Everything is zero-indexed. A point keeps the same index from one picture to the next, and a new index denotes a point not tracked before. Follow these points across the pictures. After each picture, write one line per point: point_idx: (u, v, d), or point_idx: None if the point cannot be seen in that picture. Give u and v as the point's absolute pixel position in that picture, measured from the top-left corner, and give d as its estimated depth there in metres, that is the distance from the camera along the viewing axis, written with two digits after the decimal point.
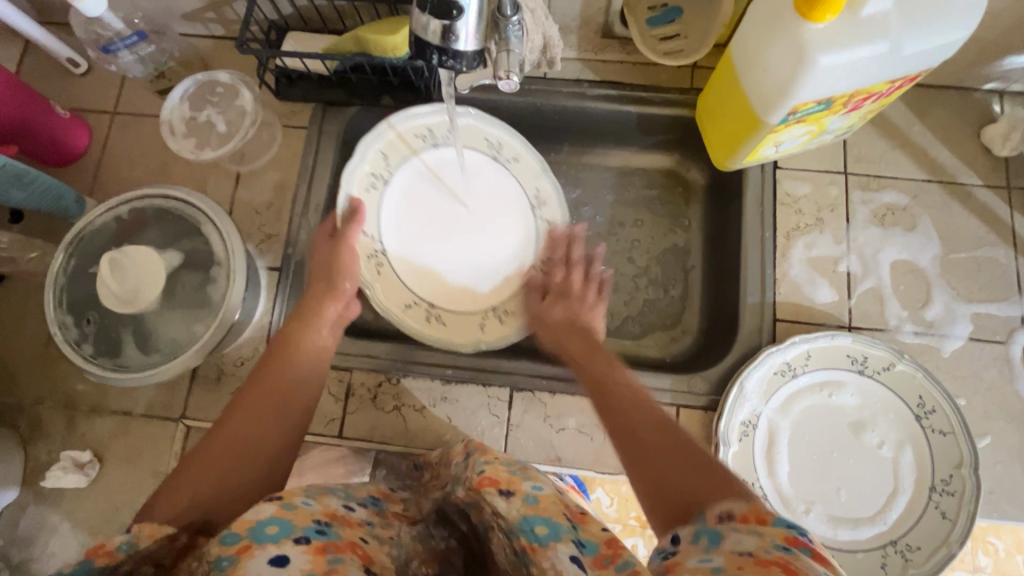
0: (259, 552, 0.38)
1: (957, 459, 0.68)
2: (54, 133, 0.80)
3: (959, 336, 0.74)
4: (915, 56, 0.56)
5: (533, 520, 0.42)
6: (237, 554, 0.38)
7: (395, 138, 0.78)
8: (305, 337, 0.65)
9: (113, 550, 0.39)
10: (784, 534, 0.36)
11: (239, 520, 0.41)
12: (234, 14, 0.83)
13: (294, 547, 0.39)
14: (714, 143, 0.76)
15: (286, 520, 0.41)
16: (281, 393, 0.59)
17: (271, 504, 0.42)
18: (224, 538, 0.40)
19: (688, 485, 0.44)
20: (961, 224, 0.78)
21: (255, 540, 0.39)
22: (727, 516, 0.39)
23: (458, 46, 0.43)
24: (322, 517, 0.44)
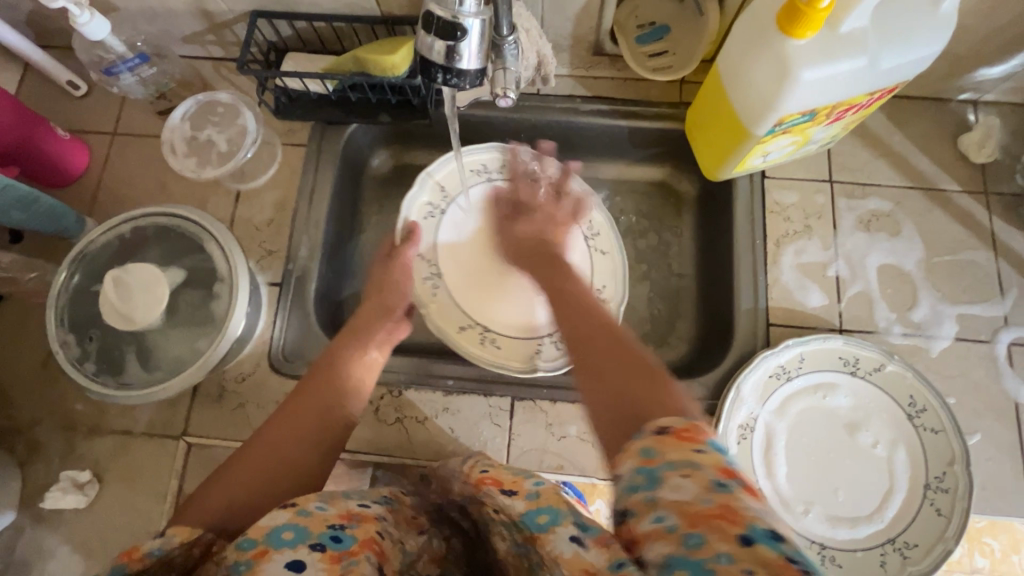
0: (276, 557, 0.40)
1: (949, 456, 0.70)
2: (53, 154, 0.81)
3: (946, 337, 0.76)
4: (892, 69, 0.59)
5: (537, 513, 0.42)
6: (253, 558, 0.40)
7: (443, 177, 0.85)
8: (346, 359, 0.67)
9: (144, 554, 0.40)
10: (722, 466, 0.36)
11: (255, 527, 0.43)
12: (233, 36, 0.84)
13: (310, 553, 0.41)
14: (704, 154, 0.79)
15: (302, 526, 0.43)
16: (322, 410, 0.61)
17: (286, 511, 0.44)
18: (240, 544, 0.42)
19: (639, 398, 0.45)
20: (943, 228, 0.81)
21: (271, 546, 0.41)
22: (665, 431, 0.39)
23: (462, 65, 0.45)
24: (336, 520, 0.45)
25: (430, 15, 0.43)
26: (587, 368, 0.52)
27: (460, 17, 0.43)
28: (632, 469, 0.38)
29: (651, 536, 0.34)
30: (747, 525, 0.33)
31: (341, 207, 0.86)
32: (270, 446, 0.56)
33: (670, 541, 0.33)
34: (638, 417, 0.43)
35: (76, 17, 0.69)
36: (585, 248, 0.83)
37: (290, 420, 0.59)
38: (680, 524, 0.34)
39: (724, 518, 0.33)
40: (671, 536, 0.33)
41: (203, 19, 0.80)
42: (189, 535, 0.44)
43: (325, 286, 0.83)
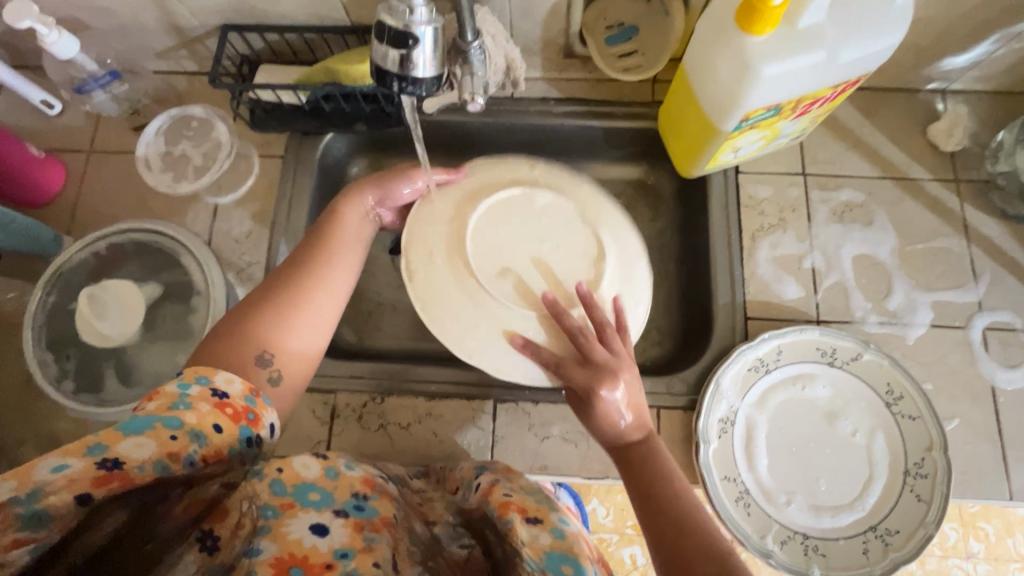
0: (301, 514, 0.44)
1: (927, 442, 0.70)
2: (29, 173, 0.80)
3: (921, 324, 0.77)
4: (852, 63, 0.60)
5: (560, 557, 0.47)
6: (280, 507, 0.44)
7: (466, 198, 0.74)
8: (337, 230, 0.64)
9: (169, 405, 0.44)
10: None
11: (289, 472, 0.46)
12: (206, 50, 0.85)
13: (334, 519, 0.45)
14: (677, 151, 0.79)
15: (327, 492, 0.47)
16: (314, 279, 0.58)
17: (317, 464, 0.48)
18: (273, 486, 0.45)
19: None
20: (915, 217, 0.82)
21: (297, 501, 0.45)
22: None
23: (417, 73, 0.45)
24: (360, 490, 0.49)
25: (382, 24, 0.44)
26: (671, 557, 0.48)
27: (411, 25, 0.43)
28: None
29: None
30: None
31: (320, 216, 0.87)
32: (277, 305, 0.55)
33: None
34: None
35: (44, 37, 0.70)
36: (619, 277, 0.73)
37: (285, 300, 0.56)
38: None
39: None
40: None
41: (174, 34, 0.81)
42: (213, 386, 0.47)
43: None
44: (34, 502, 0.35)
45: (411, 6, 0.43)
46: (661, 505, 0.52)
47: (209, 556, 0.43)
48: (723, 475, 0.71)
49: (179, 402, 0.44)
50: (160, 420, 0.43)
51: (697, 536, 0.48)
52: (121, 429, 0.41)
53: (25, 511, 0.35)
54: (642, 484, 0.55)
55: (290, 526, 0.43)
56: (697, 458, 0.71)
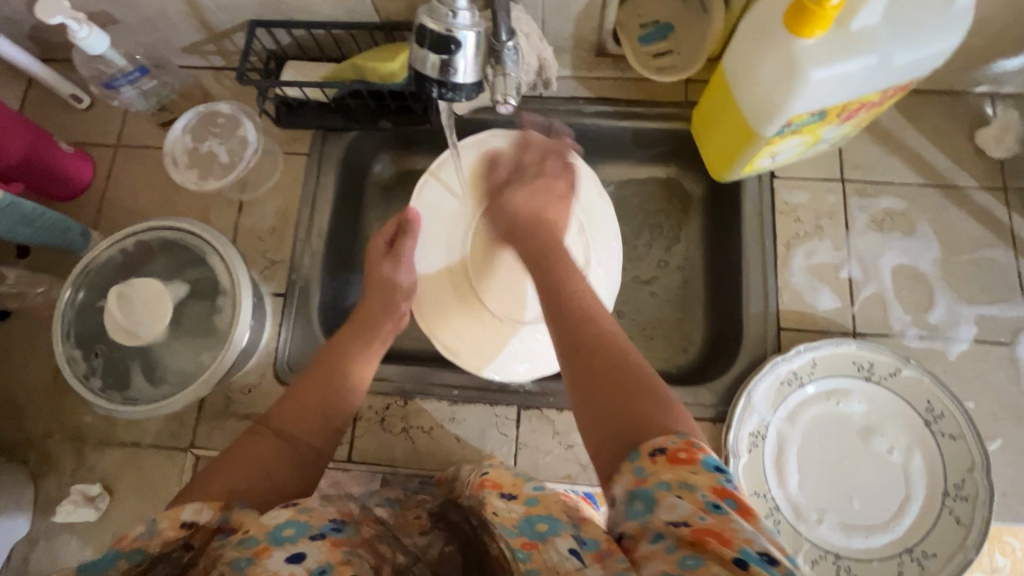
0: (277, 551, 0.40)
1: (968, 463, 0.67)
2: (59, 168, 0.81)
3: (964, 339, 0.74)
4: (905, 67, 0.57)
5: (536, 519, 0.43)
6: (255, 555, 0.40)
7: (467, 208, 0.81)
8: (351, 357, 0.66)
9: (135, 537, 0.42)
10: (714, 484, 0.39)
11: (259, 526, 0.43)
12: (233, 45, 0.84)
13: (310, 544, 0.41)
14: (711, 154, 0.77)
15: (302, 522, 0.43)
16: (320, 404, 0.61)
17: (287, 509, 0.44)
18: (244, 541, 0.41)
19: (637, 404, 0.47)
20: (960, 226, 0.78)
21: (272, 542, 0.41)
22: (658, 454, 0.42)
23: (457, 78, 0.44)
24: (338, 516, 0.46)
25: (423, 27, 0.42)
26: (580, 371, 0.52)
27: (454, 30, 0.42)
28: (627, 494, 0.41)
29: (651, 556, 0.36)
30: (738, 546, 0.34)
31: (344, 215, 0.86)
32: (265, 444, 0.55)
33: (668, 560, 0.35)
34: (638, 434, 0.44)
35: (75, 32, 0.69)
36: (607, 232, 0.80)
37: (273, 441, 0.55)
38: (679, 545, 0.36)
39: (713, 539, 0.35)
40: (670, 557, 0.36)
41: (202, 29, 0.80)
42: (182, 516, 0.44)
43: (328, 295, 0.83)
44: None
45: (454, 10, 0.41)
46: (577, 329, 0.56)
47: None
48: (752, 491, 0.69)
49: (143, 531, 0.42)
50: (123, 554, 0.41)
51: (604, 355, 0.52)
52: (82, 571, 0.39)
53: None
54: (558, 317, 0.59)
55: (265, 565, 0.39)
56: (726, 472, 0.69)
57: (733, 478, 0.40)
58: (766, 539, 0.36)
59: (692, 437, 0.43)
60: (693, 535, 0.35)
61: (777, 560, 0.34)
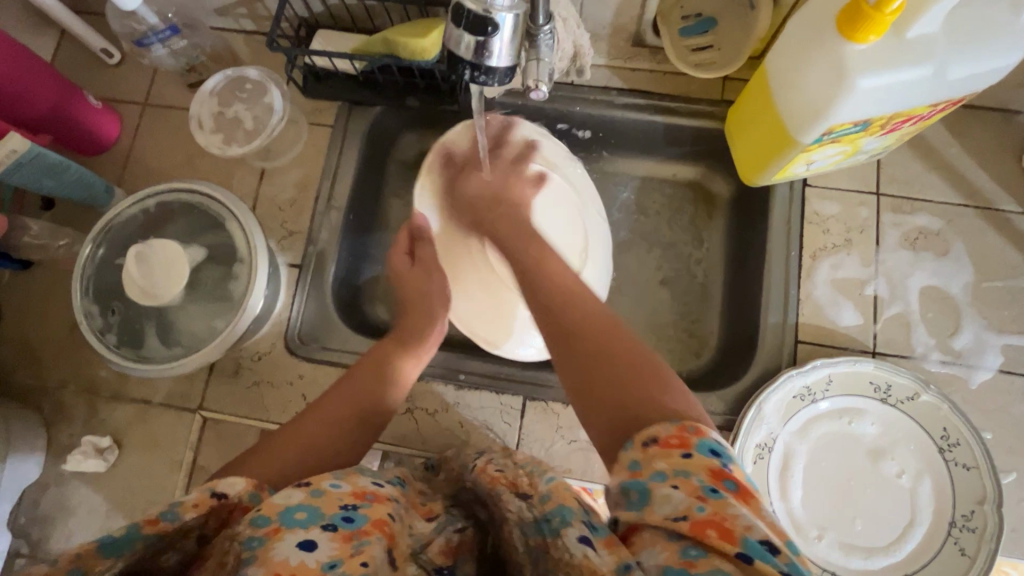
0: (288, 535, 0.40)
1: (979, 495, 0.66)
2: (86, 123, 0.81)
3: (987, 368, 0.72)
4: (959, 81, 0.54)
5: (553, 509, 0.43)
6: (267, 535, 0.40)
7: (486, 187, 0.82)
8: (398, 359, 0.66)
9: (160, 518, 0.40)
10: (712, 467, 0.37)
11: (269, 504, 0.42)
12: (265, 10, 0.83)
13: (321, 533, 0.40)
14: (744, 158, 0.74)
15: (315, 507, 0.43)
16: (363, 399, 0.61)
17: (299, 490, 0.44)
18: (256, 519, 0.41)
19: (634, 381, 0.46)
20: (997, 251, 0.75)
21: (284, 524, 0.40)
22: (650, 444, 0.40)
23: (491, 62, 0.42)
24: (350, 501, 0.45)
25: (460, 6, 0.40)
26: (576, 361, 0.51)
27: (492, 11, 0.40)
28: (622, 487, 0.38)
29: (647, 542, 0.35)
30: (739, 540, 0.32)
31: (364, 190, 0.85)
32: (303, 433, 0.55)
33: (669, 547, 0.34)
34: (638, 423, 0.43)
35: None
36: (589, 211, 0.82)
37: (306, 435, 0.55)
38: (681, 532, 0.34)
39: (714, 534, 0.33)
40: (670, 545, 0.34)
41: None
42: (212, 489, 0.44)
43: (343, 270, 0.83)
44: None
45: None
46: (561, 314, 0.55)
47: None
48: None
49: (167, 514, 0.40)
50: (142, 537, 0.39)
51: (591, 335, 0.52)
52: (102, 552, 0.38)
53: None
54: (556, 304, 0.57)
55: (277, 550, 0.39)
56: None
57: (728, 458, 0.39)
58: (763, 526, 0.35)
59: (689, 419, 0.42)
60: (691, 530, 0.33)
61: (778, 549, 0.32)
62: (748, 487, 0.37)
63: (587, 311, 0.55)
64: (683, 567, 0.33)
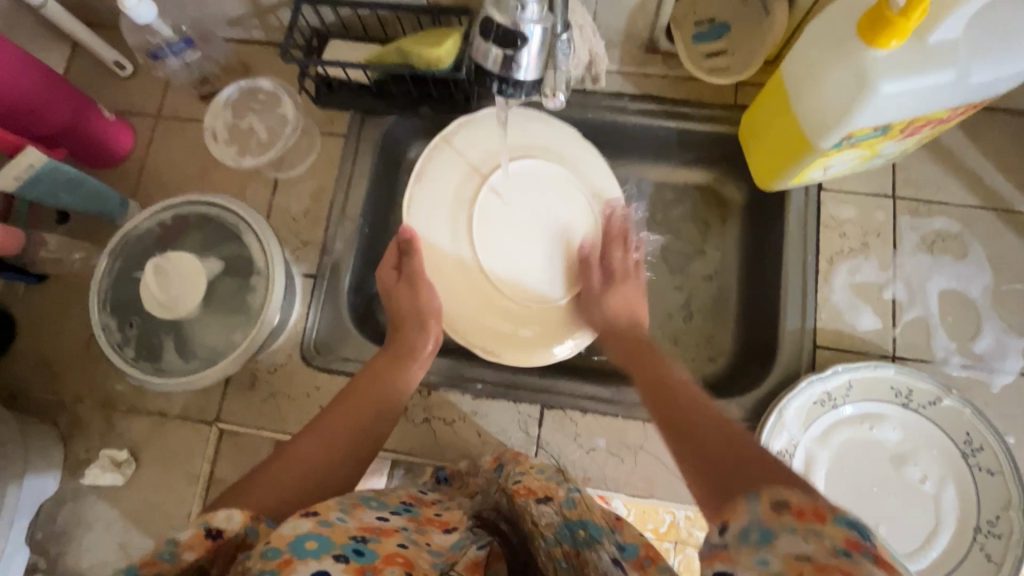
0: (302, 565, 0.39)
1: (1004, 500, 0.65)
2: (100, 136, 0.81)
3: (1009, 372, 0.71)
4: (981, 85, 0.54)
5: (576, 523, 0.47)
6: (279, 567, 0.39)
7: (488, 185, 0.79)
8: (392, 379, 0.67)
9: (155, 557, 0.40)
10: (847, 535, 0.33)
11: (278, 536, 0.42)
12: (277, 21, 0.83)
13: (335, 563, 0.40)
14: (759, 163, 0.74)
15: (325, 536, 0.42)
16: (354, 420, 0.62)
17: (308, 520, 0.44)
18: (267, 553, 0.41)
19: (749, 453, 0.45)
20: (1016, 254, 0.75)
21: (296, 555, 0.40)
22: (782, 506, 0.37)
23: (519, 75, 0.42)
24: (357, 533, 0.45)
25: (488, 21, 0.40)
26: (695, 439, 0.51)
27: (521, 24, 0.40)
28: (742, 532, 0.36)
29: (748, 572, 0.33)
30: None
31: (377, 199, 0.85)
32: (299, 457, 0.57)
33: None
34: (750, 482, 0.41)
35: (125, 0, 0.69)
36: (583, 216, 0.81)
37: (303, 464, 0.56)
38: (789, 573, 0.32)
39: None
40: None
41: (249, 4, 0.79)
42: (205, 524, 0.43)
43: (358, 279, 0.82)
44: None
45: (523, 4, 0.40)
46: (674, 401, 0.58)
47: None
48: None
49: (165, 551, 0.40)
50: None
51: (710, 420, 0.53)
52: None
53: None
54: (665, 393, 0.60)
55: None
56: None
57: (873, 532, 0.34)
58: None
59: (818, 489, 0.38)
60: (817, 573, 0.31)
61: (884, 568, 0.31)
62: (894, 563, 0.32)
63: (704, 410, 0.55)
64: None
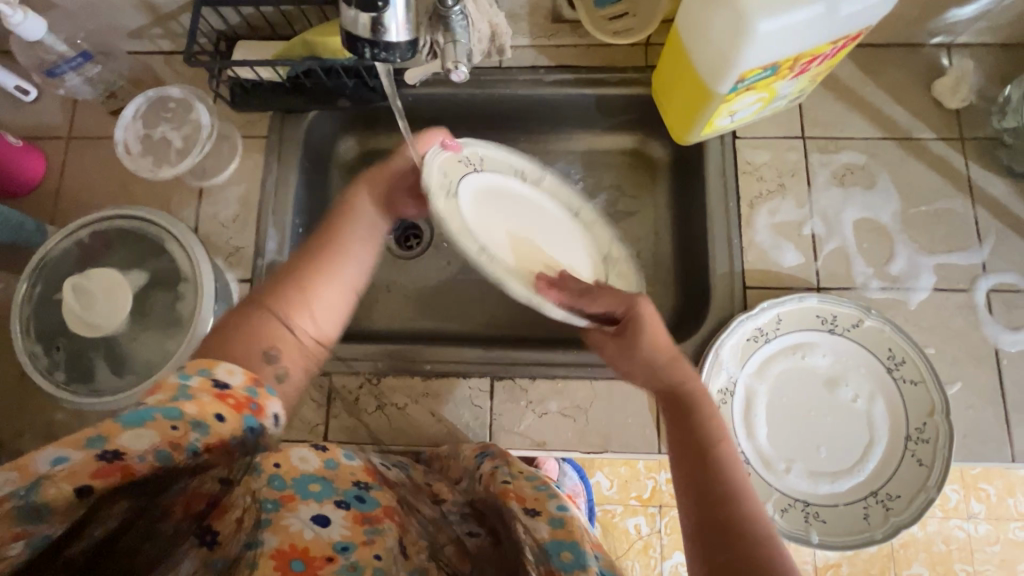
0: (302, 505, 0.50)
1: (928, 407, 0.69)
2: (7, 163, 0.78)
3: (924, 288, 0.76)
4: (852, 16, 0.57)
5: (559, 546, 0.48)
6: (281, 500, 0.50)
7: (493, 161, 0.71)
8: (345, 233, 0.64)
9: (171, 395, 0.43)
10: None
11: (288, 468, 0.52)
12: (181, 27, 0.82)
13: (335, 510, 0.51)
14: (671, 118, 0.77)
15: (326, 481, 0.53)
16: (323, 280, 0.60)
17: (317, 457, 0.55)
18: (273, 482, 0.50)
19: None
20: (919, 178, 0.79)
21: (298, 493, 0.50)
22: None
23: (389, 38, 0.43)
24: (361, 481, 0.55)
25: None
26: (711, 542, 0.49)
27: None
28: None
29: None
30: None
31: (307, 197, 0.85)
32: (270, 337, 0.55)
33: None
34: None
35: (9, 17, 0.67)
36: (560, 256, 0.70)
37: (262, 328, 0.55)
38: None
39: None
40: None
41: (146, 10, 0.78)
42: (214, 377, 0.46)
43: None
44: (34, 495, 0.37)
45: None
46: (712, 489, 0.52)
47: (210, 551, 0.47)
48: None
49: (178, 395, 0.44)
50: (159, 411, 0.42)
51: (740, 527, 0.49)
52: (122, 423, 0.41)
53: (24, 503, 0.37)
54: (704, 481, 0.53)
55: (290, 518, 0.49)
56: None
57: None
58: None
59: None
60: None
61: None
62: None
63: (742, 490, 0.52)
64: None
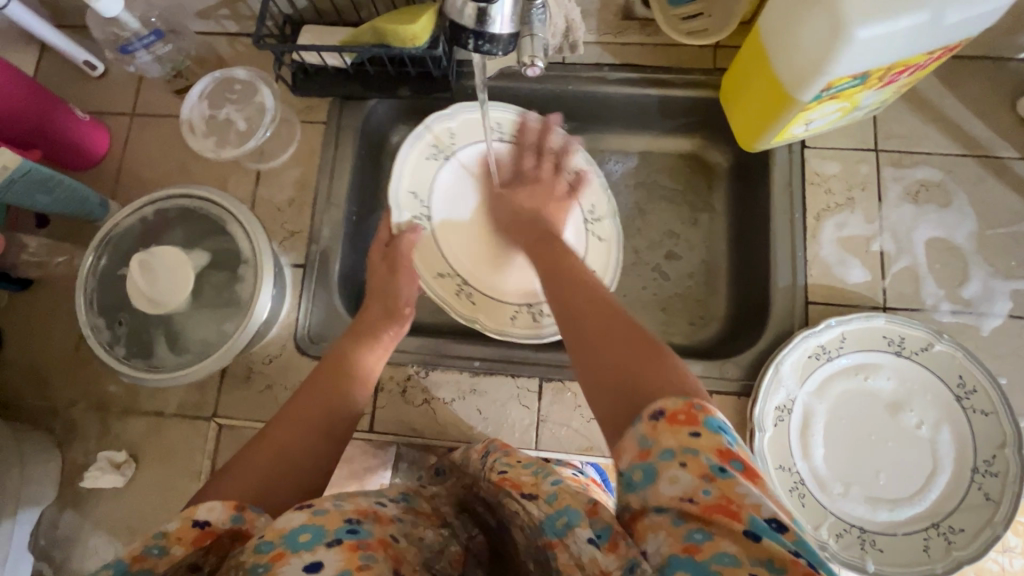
0: (293, 559, 0.39)
1: (999, 440, 0.66)
2: (75, 137, 0.80)
3: (998, 315, 0.72)
4: (956, 26, 0.54)
5: (554, 516, 0.42)
6: (272, 560, 0.40)
7: (435, 136, 0.82)
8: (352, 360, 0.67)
9: (143, 553, 0.41)
10: (719, 447, 0.39)
11: (273, 529, 0.42)
12: (248, 10, 0.83)
13: (328, 551, 0.40)
14: (740, 124, 0.74)
15: (319, 526, 0.42)
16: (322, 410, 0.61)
17: (302, 512, 0.43)
18: (261, 546, 0.41)
19: (635, 373, 0.47)
20: (998, 198, 0.76)
21: (289, 547, 0.40)
22: (658, 417, 0.42)
23: (493, 29, 0.45)
24: (353, 516, 0.44)
25: None
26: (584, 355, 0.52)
27: None
28: (631, 465, 0.40)
29: (654, 528, 0.37)
30: (747, 519, 0.35)
31: (362, 185, 0.85)
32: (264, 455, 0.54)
33: (673, 534, 0.36)
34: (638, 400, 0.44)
35: None
36: (581, 229, 0.81)
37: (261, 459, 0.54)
38: (687, 519, 0.36)
39: (724, 515, 0.35)
40: (677, 530, 0.36)
41: None
42: (194, 516, 0.44)
43: (348, 267, 0.82)
44: None
45: None
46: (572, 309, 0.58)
47: None
48: (777, 465, 0.68)
49: (153, 548, 0.41)
50: (131, 572, 0.40)
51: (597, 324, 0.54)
52: None
53: None
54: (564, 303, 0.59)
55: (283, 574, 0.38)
56: (750, 446, 0.68)
57: (733, 437, 0.40)
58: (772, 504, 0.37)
59: (693, 396, 0.43)
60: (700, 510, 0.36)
61: (786, 527, 0.35)
62: (754, 466, 0.39)
63: (573, 295, 0.60)
64: (690, 553, 0.35)
